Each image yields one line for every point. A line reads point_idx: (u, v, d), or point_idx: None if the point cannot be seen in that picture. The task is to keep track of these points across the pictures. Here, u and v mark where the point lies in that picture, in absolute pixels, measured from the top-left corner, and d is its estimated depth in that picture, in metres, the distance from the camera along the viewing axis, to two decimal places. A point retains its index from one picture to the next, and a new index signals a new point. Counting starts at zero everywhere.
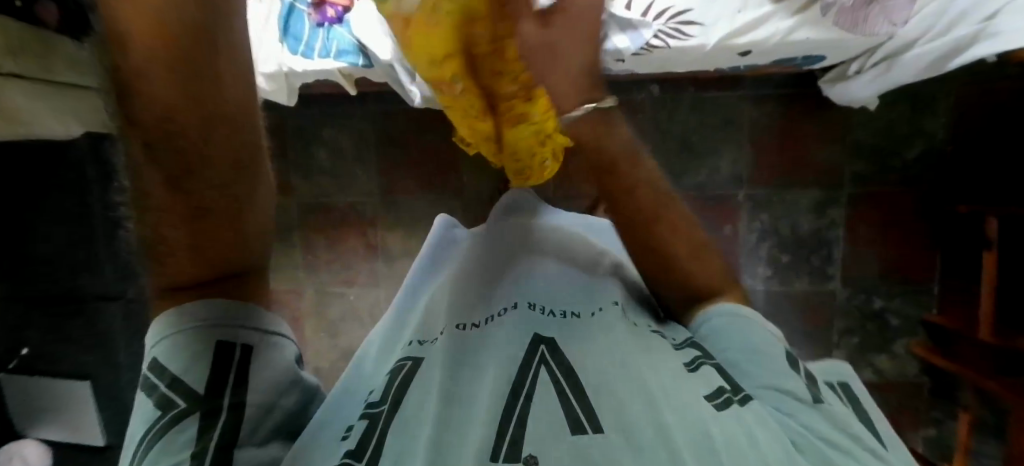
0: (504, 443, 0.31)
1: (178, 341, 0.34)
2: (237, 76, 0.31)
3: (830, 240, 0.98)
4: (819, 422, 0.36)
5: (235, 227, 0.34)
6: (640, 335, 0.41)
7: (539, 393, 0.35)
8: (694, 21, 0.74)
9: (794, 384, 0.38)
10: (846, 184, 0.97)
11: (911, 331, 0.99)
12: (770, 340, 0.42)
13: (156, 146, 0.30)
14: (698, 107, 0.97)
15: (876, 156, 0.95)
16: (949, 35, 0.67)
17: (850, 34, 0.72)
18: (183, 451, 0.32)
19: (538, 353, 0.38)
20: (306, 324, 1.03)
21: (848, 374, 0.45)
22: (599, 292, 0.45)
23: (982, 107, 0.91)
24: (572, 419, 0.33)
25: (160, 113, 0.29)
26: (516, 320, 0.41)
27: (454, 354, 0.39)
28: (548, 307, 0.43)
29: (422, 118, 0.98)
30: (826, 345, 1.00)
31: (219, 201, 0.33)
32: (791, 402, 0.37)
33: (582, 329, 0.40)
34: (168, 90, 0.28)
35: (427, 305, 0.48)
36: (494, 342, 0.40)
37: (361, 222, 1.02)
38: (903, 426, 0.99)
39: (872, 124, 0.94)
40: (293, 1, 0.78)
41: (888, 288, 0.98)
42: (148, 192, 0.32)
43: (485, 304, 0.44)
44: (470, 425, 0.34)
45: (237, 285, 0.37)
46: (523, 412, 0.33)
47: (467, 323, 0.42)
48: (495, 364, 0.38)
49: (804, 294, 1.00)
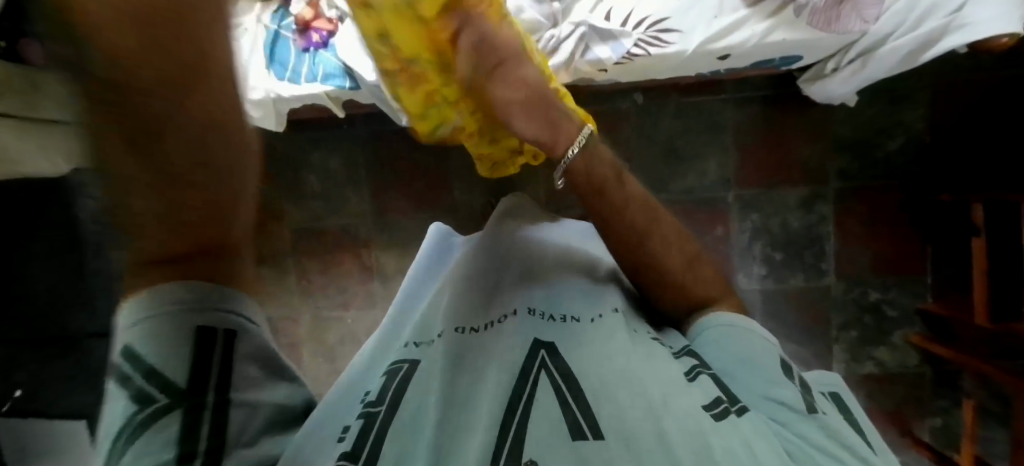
0: (503, 442, 0.32)
1: (155, 325, 0.32)
2: (214, 19, 0.25)
3: (822, 236, 0.99)
4: (813, 433, 0.36)
5: (209, 198, 0.29)
6: (639, 338, 0.40)
7: (540, 397, 0.35)
8: (672, 28, 0.76)
9: (787, 394, 0.38)
10: (833, 179, 0.98)
11: (909, 322, 0.99)
12: (764, 347, 0.42)
13: (112, 106, 0.24)
14: (682, 113, 0.99)
15: (858, 151, 0.97)
16: (921, 28, 0.70)
17: (824, 32, 0.74)
18: (166, 450, 0.30)
19: (538, 356, 0.38)
20: (304, 350, 1.02)
21: (841, 386, 0.45)
22: (599, 299, 0.45)
23: (958, 97, 0.93)
24: (572, 422, 0.33)
25: (119, 66, 0.23)
26: (516, 326, 0.41)
27: (454, 357, 0.39)
28: (546, 312, 0.43)
29: (410, 138, 0.99)
30: (825, 340, 1.00)
31: (195, 162, 0.27)
32: (785, 413, 0.37)
33: (581, 333, 0.40)
34: (127, 41, 0.23)
35: (427, 305, 0.48)
36: (494, 347, 0.40)
37: (355, 245, 1.02)
38: (908, 416, 0.99)
39: (852, 120, 0.96)
40: (281, 29, 0.79)
41: (881, 280, 0.99)
42: (107, 160, 0.26)
43: (485, 307, 0.44)
44: (472, 427, 0.34)
45: (209, 262, 0.33)
46: (524, 413, 0.34)
47: (466, 326, 0.42)
48: (495, 365, 0.38)
49: (801, 290, 1.01)
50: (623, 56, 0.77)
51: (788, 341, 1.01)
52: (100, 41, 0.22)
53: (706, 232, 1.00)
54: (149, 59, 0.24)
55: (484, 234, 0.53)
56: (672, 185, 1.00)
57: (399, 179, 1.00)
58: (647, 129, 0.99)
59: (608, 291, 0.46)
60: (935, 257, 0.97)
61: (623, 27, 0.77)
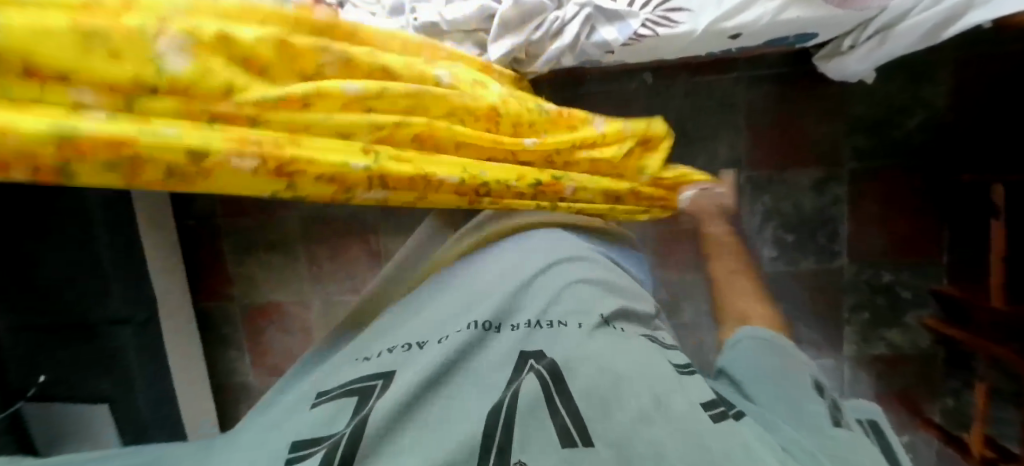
0: (489, 449, 0.30)
1: None
2: None
3: (834, 218, 0.98)
4: (821, 437, 0.40)
5: None
6: (624, 341, 0.40)
7: (527, 396, 0.33)
8: (681, 7, 0.72)
9: (805, 403, 0.45)
10: (848, 160, 0.96)
11: (922, 305, 0.98)
12: (795, 365, 0.50)
13: None
14: (693, 93, 0.96)
15: (876, 130, 0.94)
16: (944, 4, 0.66)
17: (841, 9, 0.69)
18: None
19: (527, 366, 0.36)
20: (315, 333, 1.05)
21: (878, 416, 0.47)
22: (590, 305, 0.42)
23: (985, 72, 0.89)
24: (563, 427, 0.32)
25: None
26: (502, 343, 0.38)
27: (428, 363, 0.35)
28: (532, 319, 0.40)
29: None
30: (835, 322, 1.00)
31: None
32: (801, 418, 0.43)
33: (568, 339, 0.38)
34: None
35: (395, 315, 0.45)
36: (474, 359, 0.37)
37: (363, 230, 1.02)
38: (917, 398, 0.99)
39: (870, 97, 0.93)
40: None
41: (895, 261, 0.97)
42: None
43: (466, 313, 0.41)
44: (453, 428, 0.31)
45: None
46: (511, 412, 0.32)
47: (445, 335, 0.39)
48: (477, 378, 0.35)
49: (812, 273, 1.00)
50: (630, 38, 0.74)
51: (797, 323, 1.01)
52: None
53: None
54: None
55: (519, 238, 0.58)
56: None
57: None
58: (657, 112, 0.98)
59: (599, 299, 0.43)
60: (953, 239, 0.95)
61: (631, 7, 0.73)
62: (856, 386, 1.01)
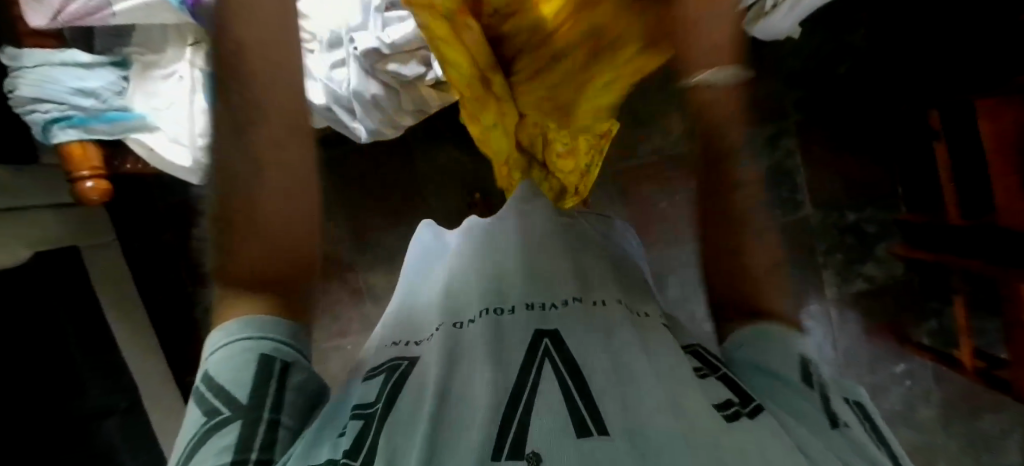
0: (507, 432, 0.32)
1: (228, 353, 0.39)
2: (283, 192, 0.39)
3: (791, 170, 1.02)
4: (845, 447, 0.34)
5: (250, 225, 0.39)
6: (640, 328, 0.42)
7: (545, 383, 0.36)
8: None
9: (806, 406, 0.37)
10: (790, 113, 1.01)
11: (888, 235, 1.01)
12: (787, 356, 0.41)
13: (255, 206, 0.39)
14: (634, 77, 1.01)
15: (810, 82, 1.00)
16: None
17: None
18: None
19: (542, 346, 0.39)
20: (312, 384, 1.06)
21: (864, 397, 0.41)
22: (602, 286, 0.46)
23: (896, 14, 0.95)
24: (578, 417, 0.33)
25: (235, 203, 0.39)
26: (517, 321, 0.41)
27: (448, 353, 0.40)
28: (547, 299, 0.44)
29: (377, 154, 1.05)
30: (814, 268, 1.03)
31: (287, 197, 0.40)
32: (809, 419, 0.36)
33: (579, 316, 0.42)
34: (232, 201, 0.39)
35: (415, 304, 0.50)
36: (483, 342, 0.40)
37: (341, 270, 1.08)
38: (904, 324, 1.00)
39: (796, 52, 0.99)
40: (214, 68, 0.73)
41: (854, 200, 1.02)
42: (237, 256, 0.40)
43: (482, 299, 0.45)
44: (468, 420, 0.34)
45: (283, 290, 0.42)
46: (528, 403, 0.34)
47: (463, 320, 0.44)
48: (495, 361, 0.38)
49: (780, 225, 1.03)
50: None
51: None
52: (241, 185, 0.38)
53: (680, 186, 1.04)
54: (241, 185, 0.38)
55: (498, 226, 0.53)
56: (638, 148, 1.04)
57: (370, 197, 1.06)
58: None
59: (597, 285, 0.46)
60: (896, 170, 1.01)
61: None
62: (846, 326, 1.03)
